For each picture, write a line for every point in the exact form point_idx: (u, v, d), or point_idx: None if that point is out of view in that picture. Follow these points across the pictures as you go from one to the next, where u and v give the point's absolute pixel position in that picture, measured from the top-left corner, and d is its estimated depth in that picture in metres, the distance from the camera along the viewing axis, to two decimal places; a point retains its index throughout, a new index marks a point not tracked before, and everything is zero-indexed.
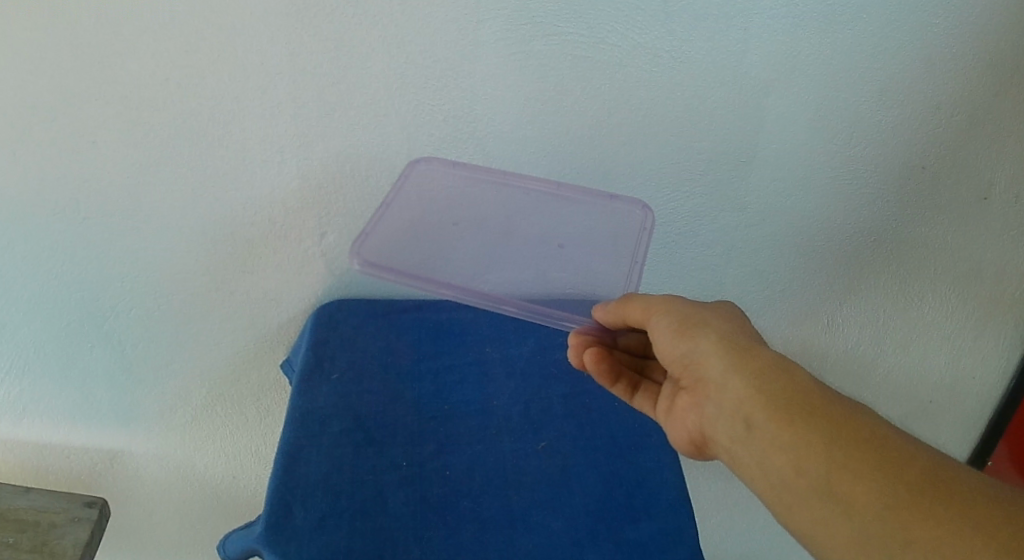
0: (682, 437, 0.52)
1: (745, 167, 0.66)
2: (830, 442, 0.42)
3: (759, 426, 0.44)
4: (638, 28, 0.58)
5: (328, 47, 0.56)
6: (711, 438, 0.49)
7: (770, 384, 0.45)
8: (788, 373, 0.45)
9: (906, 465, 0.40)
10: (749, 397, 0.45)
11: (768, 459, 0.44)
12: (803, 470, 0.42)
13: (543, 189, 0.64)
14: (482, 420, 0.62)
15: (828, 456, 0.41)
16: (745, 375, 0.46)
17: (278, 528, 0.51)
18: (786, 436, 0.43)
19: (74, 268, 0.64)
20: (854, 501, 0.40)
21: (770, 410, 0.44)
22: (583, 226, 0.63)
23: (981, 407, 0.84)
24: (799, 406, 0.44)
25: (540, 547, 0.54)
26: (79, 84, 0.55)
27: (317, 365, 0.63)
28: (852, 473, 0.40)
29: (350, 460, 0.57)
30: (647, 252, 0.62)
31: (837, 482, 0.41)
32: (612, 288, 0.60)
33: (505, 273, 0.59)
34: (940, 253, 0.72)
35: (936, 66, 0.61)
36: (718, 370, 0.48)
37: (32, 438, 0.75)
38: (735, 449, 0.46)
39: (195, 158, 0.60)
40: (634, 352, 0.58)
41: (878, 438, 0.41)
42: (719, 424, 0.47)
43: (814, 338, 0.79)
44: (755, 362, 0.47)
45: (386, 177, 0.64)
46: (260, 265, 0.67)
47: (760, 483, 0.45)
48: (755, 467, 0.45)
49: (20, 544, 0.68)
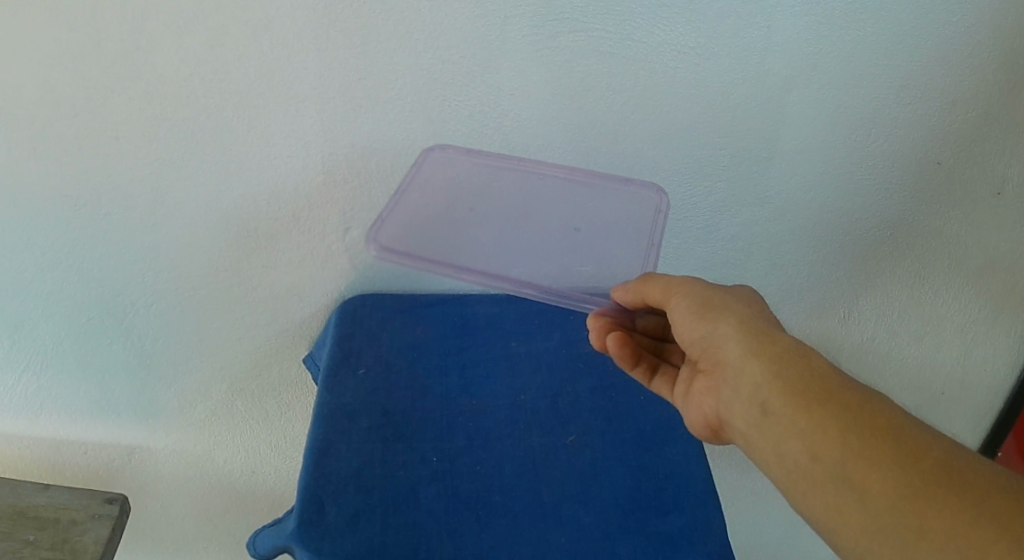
0: (699, 421, 0.51)
1: (767, 162, 0.67)
2: (847, 429, 0.40)
3: (775, 410, 0.43)
4: (662, 26, 0.58)
5: (355, 43, 0.56)
6: (727, 423, 0.48)
7: (788, 369, 0.44)
8: (806, 359, 0.44)
9: (921, 455, 0.38)
10: (765, 382, 0.44)
11: (784, 444, 0.43)
12: (818, 456, 0.41)
13: (559, 175, 0.65)
14: (511, 415, 0.62)
15: (843, 442, 0.40)
16: (762, 361, 0.45)
17: (310, 526, 0.51)
18: (802, 422, 0.42)
19: (93, 264, 0.64)
20: (868, 489, 0.38)
21: (787, 396, 0.43)
22: (599, 209, 0.64)
23: (992, 398, 0.85)
24: (817, 391, 0.43)
25: (571, 541, 0.54)
26: (103, 81, 0.55)
27: (344, 360, 0.63)
28: (867, 461, 0.39)
29: (381, 456, 0.57)
30: (663, 235, 0.62)
31: (853, 470, 0.39)
32: (628, 275, 0.60)
33: (523, 259, 0.60)
34: (953, 245, 0.73)
35: (954, 63, 0.62)
36: (736, 353, 0.46)
37: (49, 435, 0.74)
38: (751, 433, 0.45)
39: (219, 153, 0.60)
40: (652, 335, 0.57)
41: (894, 427, 0.40)
42: (735, 409, 0.46)
43: (831, 329, 0.80)
44: (773, 347, 0.46)
45: (416, 154, 0.63)
46: (282, 261, 0.67)
47: (776, 468, 0.44)
48: (770, 452, 0.44)
49: (40, 542, 0.68)
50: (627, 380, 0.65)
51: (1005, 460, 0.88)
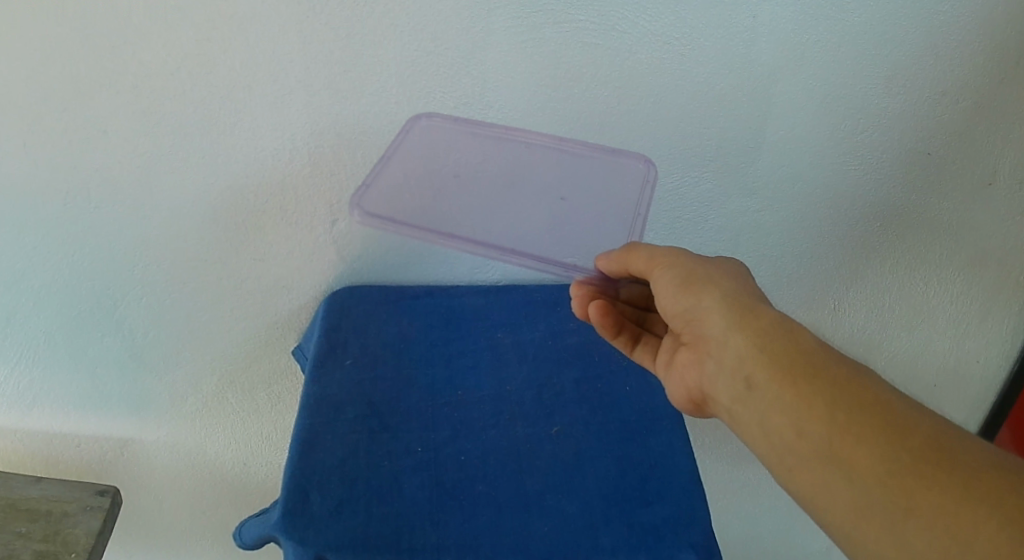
0: (682, 394, 0.51)
1: (754, 153, 0.66)
2: (833, 404, 0.40)
3: (760, 384, 0.43)
4: (647, 16, 0.58)
5: (340, 35, 0.56)
6: (711, 396, 0.47)
7: (773, 342, 0.43)
8: (792, 332, 0.44)
9: (908, 432, 0.38)
10: (750, 355, 0.43)
11: (769, 418, 0.42)
12: (803, 431, 0.40)
13: (545, 142, 0.64)
14: (496, 405, 0.62)
15: (829, 418, 0.39)
16: (747, 334, 0.44)
17: (295, 515, 0.52)
18: (788, 396, 0.41)
19: (83, 258, 0.64)
20: (854, 466, 0.38)
21: (772, 369, 0.42)
22: (587, 176, 0.63)
23: (985, 390, 0.85)
24: (803, 366, 0.42)
25: (555, 531, 0.54)
26: (90, 74, 0.55)
27: (330, 351, 0.64)
28: (854, 437, 0.38)
29: (366, 446, 0.57)
30: (650, 206, 0.62)
31: (839, 446, 0.39)
32: (615, 242, 0.59)
33: (510, 226, 0.59)
34: (945, 236, 0.73)
35: (942, 53, 0.61)
36: (720, 326, 0.46)
37: (43, 427, 0.75)
38: (735, 407, 0.45)
39: (206, 145, 0.60)
40: (636, 304, 0.57)
41: (881, 402, 0.39)
42: (719, 383, 0.46)
43: (822, 322, 0.79)
44: (758, 320, 0.45)
45: None
46: (271, 253, 0.67)
47: (759, 442, 0.43)
48: (755, 427, 0.43)
49: (32, 534, 0.68)
50: (613, 371, 0.65)
51: None
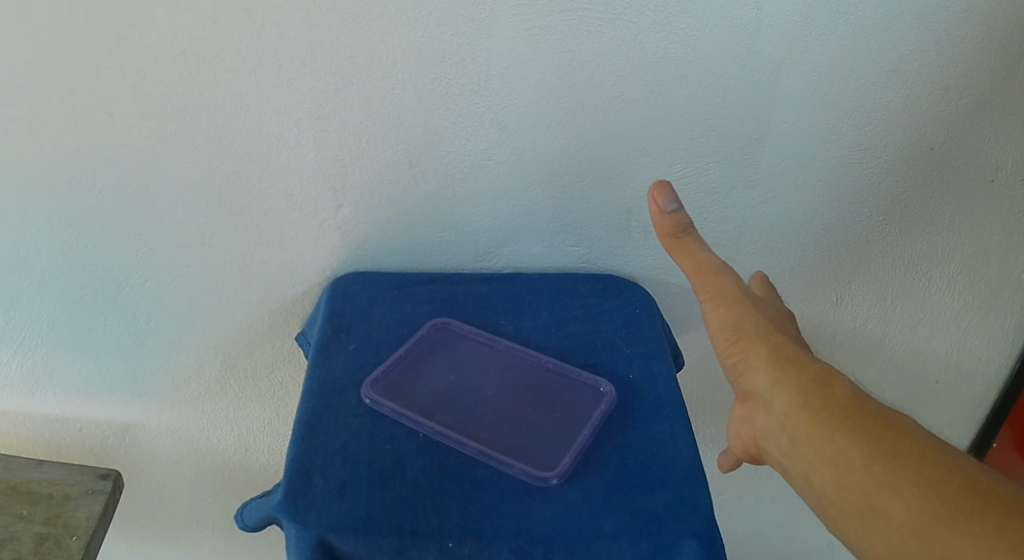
0: (738, 446, 0.54)
1: (757, 145, 0.67)
2: (870, 456, 0.43)
3: (802, 440, 0.46)
4: (652, 5, 0.58)
5: (346, 20, 0.56)
6: (763, 448, 0.51)
7: (813, 400, 0.47)
8: (829, 385, 0.48)
9: (945, 482, 0.41)
10: (791, 412, 0.47)
11: (813, 473, 0.45)
12: (844, 485, 0.43)
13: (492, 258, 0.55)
14: (499, 391, 0.62)
15: (868, 471, 0.43)
16: (790, 390, 0.48)
17: (297, 497, 0.52)
18: (828, 452, 0.45)
19: (87, 242, 0.65)
20: (893, 516, 0.41)
21: (813, 423, 0.46)
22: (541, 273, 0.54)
23: (986, 388, 0.85)
24: (841, 419, 0.45)
25: (557, 515, 0.53)
26: (98, 56, 0.55)
27: (335, 335, 0.65)
28: (890, 490, 0.42)
29: (369, 429, 0.58)
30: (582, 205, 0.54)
31: (877, 498, 0.42)
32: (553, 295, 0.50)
33: None
34: (947, 232, 0.73)
35: (947, 48, 0.62)
36: (765, 383, 0.50)
37: (45, 412, 0.75)
38: (785, 462, 0.48)
39: (210, 130, 0.60)
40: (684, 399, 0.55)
41: (914, 454, 0.43)
42: (769, 437, 0.49)
43: (824, 314, 0.79)
44: (800, 375, 0.49)
45: (412, 134, 0.63)
46: (275, 239, 0.67)
47: (808, 495, 0.46)
48: (801, 480, 0.46)
49: (34, 516, 0.69)
50: (615, 359, 0.65)
51: (1000, 451, 0.87)
